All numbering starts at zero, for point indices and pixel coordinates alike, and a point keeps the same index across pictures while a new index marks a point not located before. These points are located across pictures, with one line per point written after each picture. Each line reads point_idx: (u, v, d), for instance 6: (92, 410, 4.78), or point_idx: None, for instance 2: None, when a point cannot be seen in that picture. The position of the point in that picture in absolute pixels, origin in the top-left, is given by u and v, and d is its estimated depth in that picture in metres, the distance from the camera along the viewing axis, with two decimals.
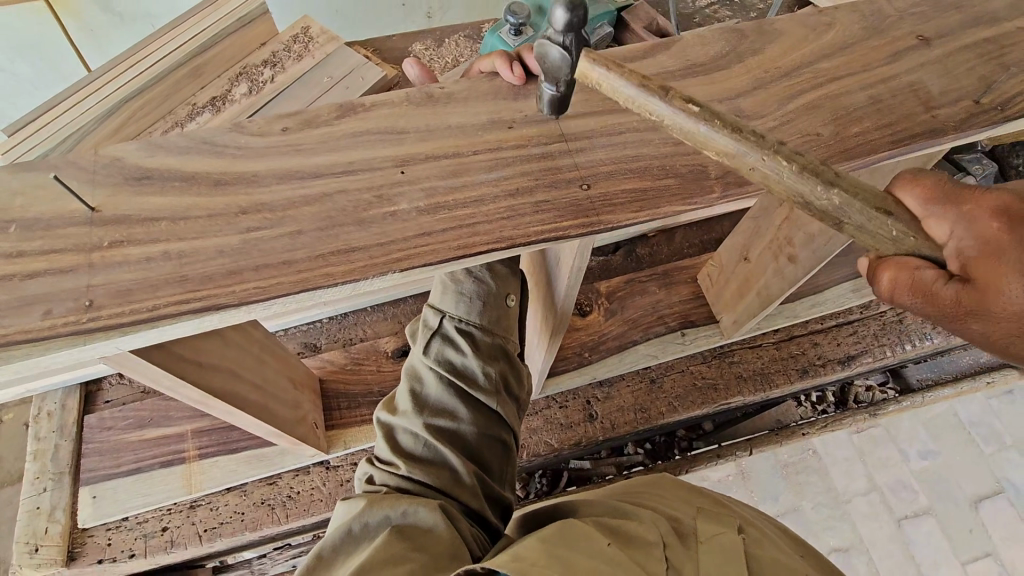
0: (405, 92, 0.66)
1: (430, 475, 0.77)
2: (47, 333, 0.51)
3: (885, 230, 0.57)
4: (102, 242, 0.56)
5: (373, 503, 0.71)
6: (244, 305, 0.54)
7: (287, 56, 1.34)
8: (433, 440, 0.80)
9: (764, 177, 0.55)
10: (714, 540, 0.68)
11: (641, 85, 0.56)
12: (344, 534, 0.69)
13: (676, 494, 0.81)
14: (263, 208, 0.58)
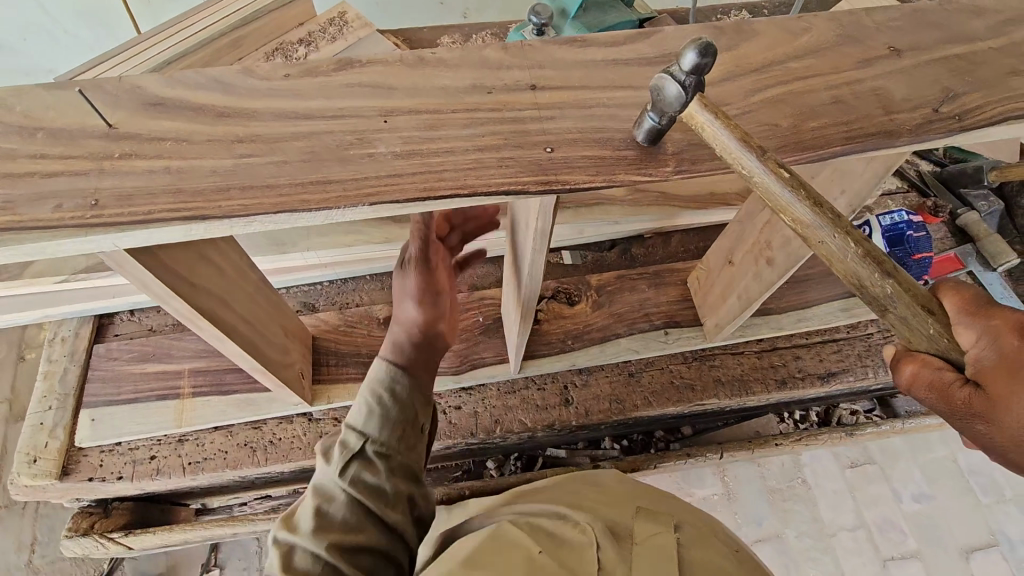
0: (400, 54, 0.73)
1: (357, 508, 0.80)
2: (55, 222, 0.59)
3: (923, 326, 0.59)
4: (114, 153, 0.63)
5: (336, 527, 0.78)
6: (226, 218, 0.61)
7: (320, 36, 1.44)
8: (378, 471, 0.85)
9: (830, 253, 0.60)
10: (649, 539, 0.71)
11: (743, 142, 0.61)
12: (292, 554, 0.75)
13: (617, 494, 0.85)
14: (257, 139, 0.65)
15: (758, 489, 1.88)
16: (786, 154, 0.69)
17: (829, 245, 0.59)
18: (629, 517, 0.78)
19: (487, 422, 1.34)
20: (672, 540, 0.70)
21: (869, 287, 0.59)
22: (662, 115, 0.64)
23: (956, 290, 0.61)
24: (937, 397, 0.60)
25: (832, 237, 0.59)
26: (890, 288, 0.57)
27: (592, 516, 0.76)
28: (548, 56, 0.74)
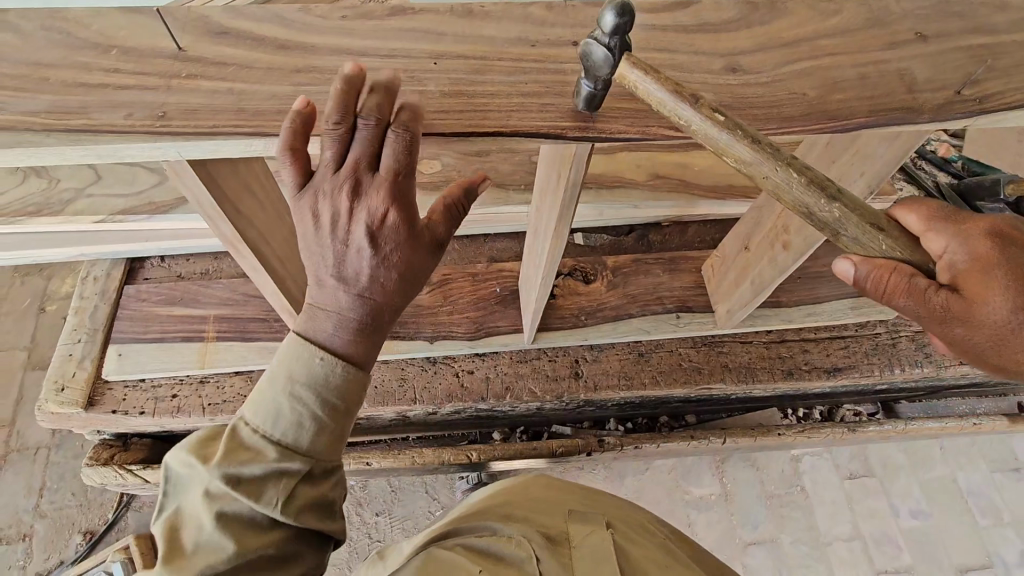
0: (450, 6, 0.77)
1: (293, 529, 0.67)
2: (125, 128, 0.63)
3: (875, 243, 0.68)
4: (181, 73, 0.67)
5: (219, 542, 0.62)
6: (282, 137, 0.65)
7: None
8: (297, 462, 0.66)
9: (779, 188, 0.66)
10: (585, 545, 0.78)
11: (673, 91, 0.64)
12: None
13: (553, 500, 0.92)
14: (315, 70, 0.69)
15: (758, 497, 1.89)
16: (811, 121, 0.72)
17: (775, 179, 0.65)
18: (562, 523, 0.84)
19: (498, 388, 1.37)
20: (609, 541, 0.79)
21: (818, 214, 0.66)
22: (596, 81, 0.65)
23: (914, 203, 0.73)
24: (919, 301, 0.68)
25: (773, 171, 0.65)
26: (836, 212, 0.66)
27: (528, 526, 0.81)
28: (590, 17, 0.78)
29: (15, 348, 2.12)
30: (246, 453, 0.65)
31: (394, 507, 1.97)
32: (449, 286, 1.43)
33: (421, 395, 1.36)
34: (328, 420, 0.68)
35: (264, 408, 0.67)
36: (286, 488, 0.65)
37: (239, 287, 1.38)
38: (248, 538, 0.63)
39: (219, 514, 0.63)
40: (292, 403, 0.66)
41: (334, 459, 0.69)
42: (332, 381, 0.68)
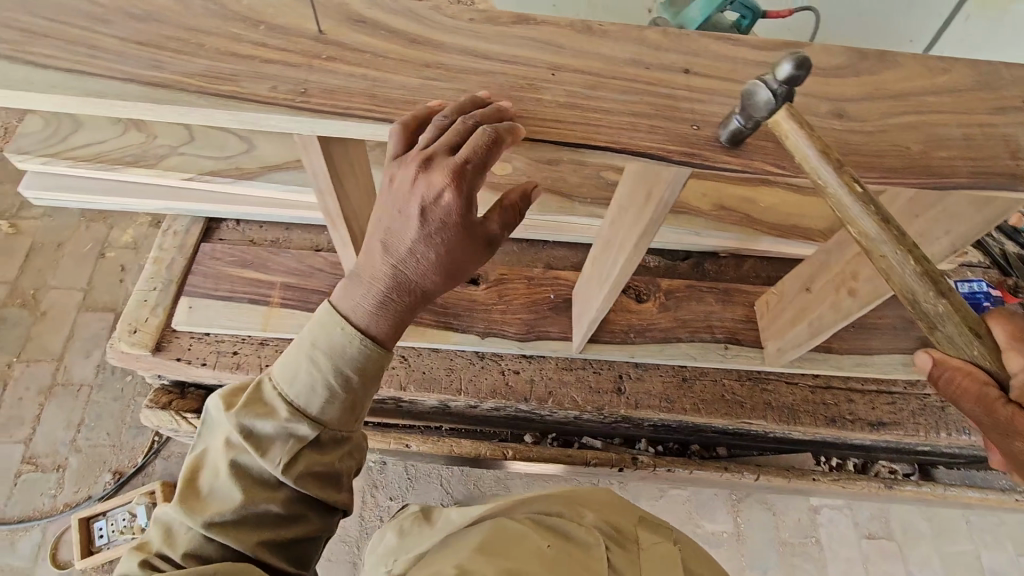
0: (570, 22, 0.81)
1: (301, 492, 0.70)
2: (269, 99, 0.68)
3: (969, 347, 0.64)
4: (320, 54, 0.72)
5: (229, 496, 0.67)
6: (409, 125, 0.69)
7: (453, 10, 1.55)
8: (312, 431, 0.70)
9: (890, 269, 0.66)
10: (651, 548, 0.86)
11: (821, 151, 0.66)
12: (174, 539, 0.67)
13: (619, 503, 0.99)
14: (443, 67, 0.74)
15: (770, 540, 1.87)
16: (912, 174, 0.74)
17: (890, 260, 0.65)
18: (632, 524, 0.92)
19: (541, 391, 1.39)
20: (674, 550, 0.86)
21: (923, 304, 0.65)
22: (748, 119, 0.69)
23: (1007, 319, 0.68)
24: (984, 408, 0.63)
25: (893, 253, 0.65)
26: (941, 307, 0.64)
27: (600, 521, 0.89)
28: (703, 48, 0.81)
29: (73, 289, 2.21)
30: (264, 416, 0.69)
31: (408, 495, 1.99)
32: (505, 286, 1.47)
33: (466, 388, 1.39)
34: (343, 390, 0.71)
35: (299, 372, 0.70)
36: (297, 455, 0.69)
37: (306, 260, 1.44)
38: (255, 496, 0.68)
39: (236, 469, 0.68)
40: (324, 368, 0.70)
41: (348, 431, 0.73)
42: (358, 358, 0.71)
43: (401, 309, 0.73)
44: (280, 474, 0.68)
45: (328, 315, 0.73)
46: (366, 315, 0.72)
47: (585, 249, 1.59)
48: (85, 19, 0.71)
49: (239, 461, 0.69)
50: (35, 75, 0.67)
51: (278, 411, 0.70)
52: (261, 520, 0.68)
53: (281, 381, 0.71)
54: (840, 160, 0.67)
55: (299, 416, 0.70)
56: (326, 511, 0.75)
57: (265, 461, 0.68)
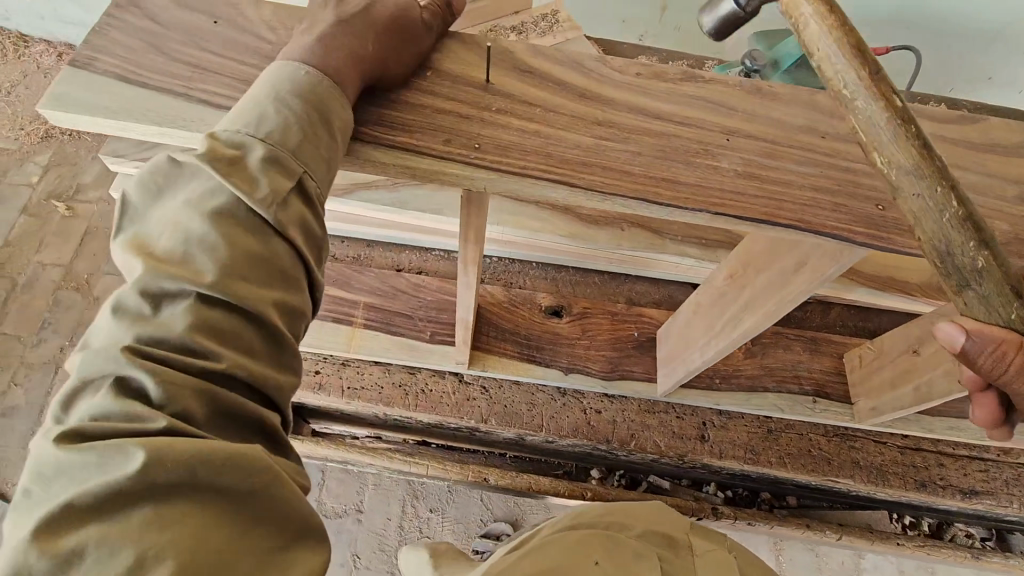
0: (739, 79, 0.77)
1: (223, 321, 0.53)
2: (444, 154, 0.65)
3: (1005, 309, 0.56)
4: (490, 106, 0.69)
5: (174, 316, 0.52)
6: (585, 191, 0.66)
7: (534, 29, 1.55)
8: (245, 193, 0.55)
9: (921, 217, 0.57)
10: (706, 556, 0.90)
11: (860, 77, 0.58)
12: (83, 414, 0.49)
13: (662, 507, 1.01)
14: (614, 125, 0.70)
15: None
16: None
17: (918, 202, 0.57)
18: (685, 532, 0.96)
19: (623, 433, 1.38)
20: (729, 557, 0.90)
21: (960, 256, 0.56)
22: None
23: None
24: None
25: (925, 194, 0.57)
26: (979, 258, 0.56)
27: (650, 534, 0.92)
28: None
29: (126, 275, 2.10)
30: (187, 173, 0.57)
31: (447, 508, 1.87)
32: (588, 320, 1.43)
33: (548, 424, 1.38)
34: (272, 151, 0.58)
35: (239, 121, 0.59)
36: (214, 226, 0.54)
37: (389, 280, 1.41)
38: (166, 269, 0.52)
39: (143, 251, 0.53)
40: (261, 124, 0.59)
41: (285, 230, 0.57)
42: (293, 127, 0.60)
43: (336, 86, 0.63)
44: (206, 261, 0.53)
45: (269, 74, 0.63)
46: (317, 72, 0.63)
47: (667, 284, 1.54)
48: (252, 55, 0.69)
49: (147, 248, 0.54)
50: (209, 116, 0.64)
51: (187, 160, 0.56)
52: (187, 372, 0.50)
53: (222, 131, 0.59)
54: (887, 82, 0.59)
55: (241, 172, 0.56)
56: (267, 437, 0.56)
57: (201, 237, 0.54)
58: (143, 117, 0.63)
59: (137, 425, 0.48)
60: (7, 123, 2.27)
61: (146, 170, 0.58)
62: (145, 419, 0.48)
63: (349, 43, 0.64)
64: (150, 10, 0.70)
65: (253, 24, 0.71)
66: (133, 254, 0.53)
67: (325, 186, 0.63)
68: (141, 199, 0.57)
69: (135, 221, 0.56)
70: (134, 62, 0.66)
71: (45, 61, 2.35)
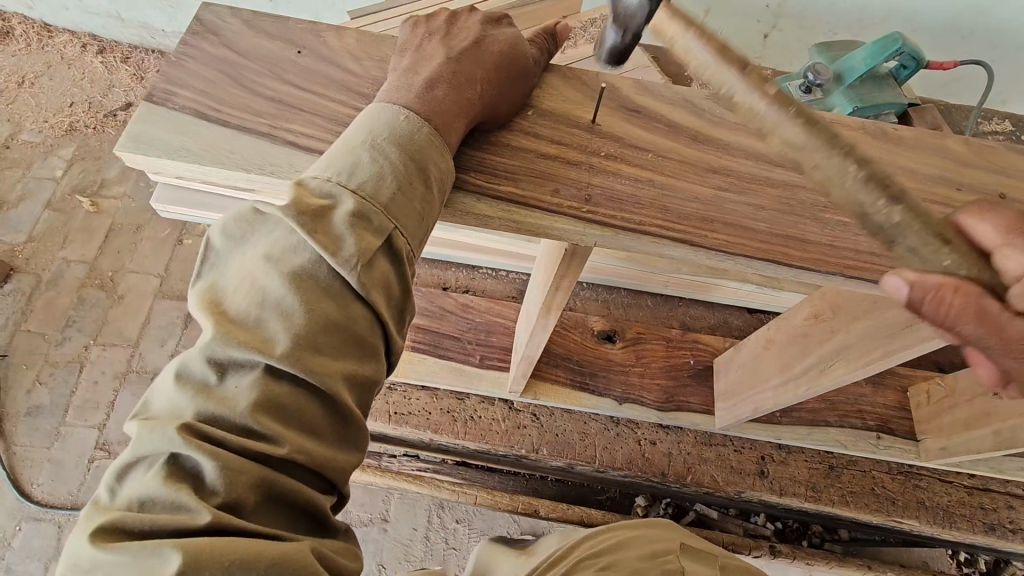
0: (860, 122, 0.71)
1: (288, 398, 0.48)
2: (557, 208, 0.61)
3: (940, 256, 0.56)
4: (600, 151, 0.64)
5: (239, 389, 0.46)
6: (709, 250, 0.61)
7: (582, 34, 1.45)
8: (327, 254, 0.49)
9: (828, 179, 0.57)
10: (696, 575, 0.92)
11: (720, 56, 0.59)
12: (130, 494, 0.44)
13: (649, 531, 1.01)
14: (733, 175, 0.65)
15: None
16: None
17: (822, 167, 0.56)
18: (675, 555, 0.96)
19: (679, 466, 1.33)
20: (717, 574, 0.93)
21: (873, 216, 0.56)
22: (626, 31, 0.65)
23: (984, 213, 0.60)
24: (994, 333, 0.54)
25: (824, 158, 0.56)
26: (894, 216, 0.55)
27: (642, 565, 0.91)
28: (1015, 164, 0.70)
29: (150, 273, 2.04)
30: (268, 222, 0.51)
31: (475, 519, 1.80)
32: (642, 346, 1.36)
33: (601, 455, 1.33)
34: (363, 204, 0.52)
35: (329, 166, 0.53)
36: (291, 288, 0.48)
37: (436, 299, 1.35)
38: (236, 335, 0.47)
39: (213, 310, 0.48)
40: (354, 172, 0.53)
41: (368, 295, 0.51)
42: (388, 177, 0.54)
43: (437, 135, 0.57)
44: (278, 329, 0.48)
45: (371, 114, 0.57)
46: (420, 117, 0.57)
47: (722, 308, 1.48)
48: (342, 91, 0.64)
49: (218, 305, 0.49)
50: (297, 160, 0.60)
51: (272, 209, 0.51)
52: (245, 456, 0.45)
53: (311, 176, 0.53)
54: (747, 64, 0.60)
55: (326, 228, 0.50)
56: (319, 523, 0.50)
57: (277, 300, 0.48)
58: (226, 161, 0.60)
59: (182, 518, 0.42)
60: (31, 115, 2.21)
61: (228, 213, 0.52)
62: (192, 511, 0.43)
63: (461, 88, 0.60)
64: (232, 41, 0.66)
65: (340, 55, 0.66)
66: (205, 311, 0.48)
67: (417, 243, 0.56)
68: (217, 245, 0.52)
69: (213, 268, 0.51)
70: (216, 98, 0.63)
71: (69, 52, 2.29)
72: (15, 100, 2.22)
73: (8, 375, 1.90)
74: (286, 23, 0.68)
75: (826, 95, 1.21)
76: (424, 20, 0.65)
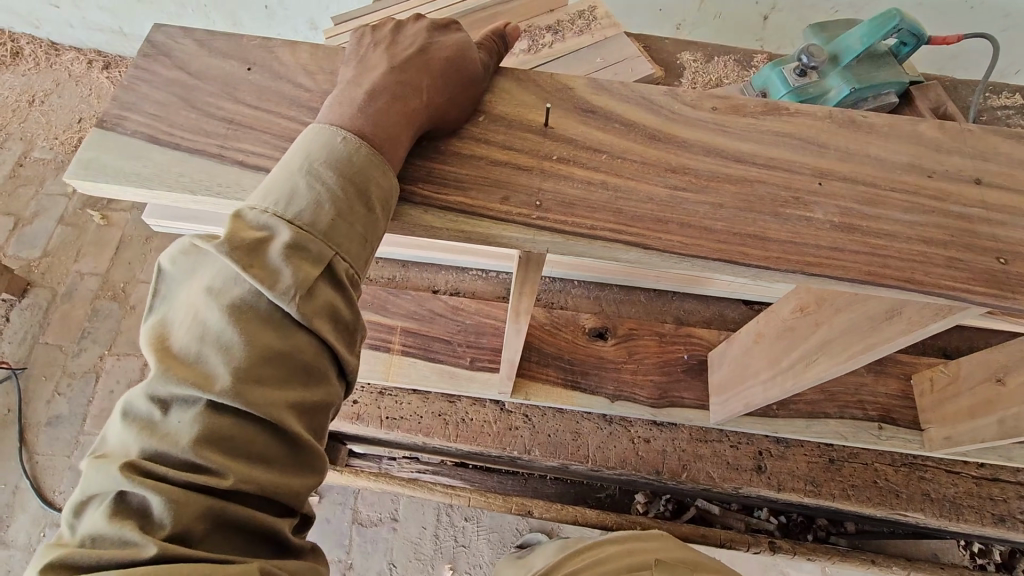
0: (828, 110, 0.68)
1: (232, 429, 0.47)
2: (504, 215, 0.60)
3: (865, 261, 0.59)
4: (550, 154, 0.63)
5: (181, 425, 0.46)
6: (663, 253, 0.60)
7: (569, 27, 1.35)
8: (265, 287, 0.49)
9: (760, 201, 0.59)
10: None
11: None
12: (85, 529, 0.45)
13: (634, 547, 1.01)
14: (691, 172, 0.64)
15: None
16: None
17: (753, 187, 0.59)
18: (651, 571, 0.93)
19: (674, 464, 1.31)
20: None
21: None
22: None
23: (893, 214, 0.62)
24: None
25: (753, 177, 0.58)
26: None
27: None
28: (993, 148, 0.67)
29: None
30: (205, 257, 0.51)
31: (483, 517, 1.80)
32: (634, 342, 1.33)
33: (594, 454, 1.32)
34: (300, 233, 0.51)
35: (267, 197, 0.53)
36: (230, 321, 0.48)
37: (426, 303, 1.35)
38: (178, 372, 0.47)
39: (158, 347, 0.48)
40: (291, 201, 0.53)
41: (312, 324, 0.51)
42: (325, 204, 0.53)
43: (376, 154, 0.56)
44: (219, 363, 0.47)
45: (308, 137, 0.56)
46: (357, 138, 0.56)
47: (718, 301, 1.45)
48: (291, 106, 0.64)
49: (164, 342, 0.49)
50: (245, 179, 0.61)
51: (207, 244, 0.50)
52: (190, 487, 0.45)
53: (248, 207, 0.53)
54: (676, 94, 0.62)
55: (261, 261, 0.49)
56: (275, 544, 0.50)
57: (217, 334, 0.48)
58: (174, 183, 0.60)
59: (127, 551, 0.43)
60: (42, 132, 2.26)
61: (172, 249, 0.52)
62: (137, 544, 0.43)
63: (401, 97, 0.59)
64: (182, 61, 0.67)
65: (289, 69, 0.66)
66: (150, 350, 0.48)
67: (360, 264, 0.56)
68: (165, 280, 0.52)
69: (160, 305, 0.52)
70: (165, 121, 0.63)
71: (76, 69, 2.33)
72: (27, 118, 2.27)
73: (28, 387, 1.96)
74: (237, 39, 0.68)
75: (822, 77, 1.17)
76: (371, 30, 0.65)
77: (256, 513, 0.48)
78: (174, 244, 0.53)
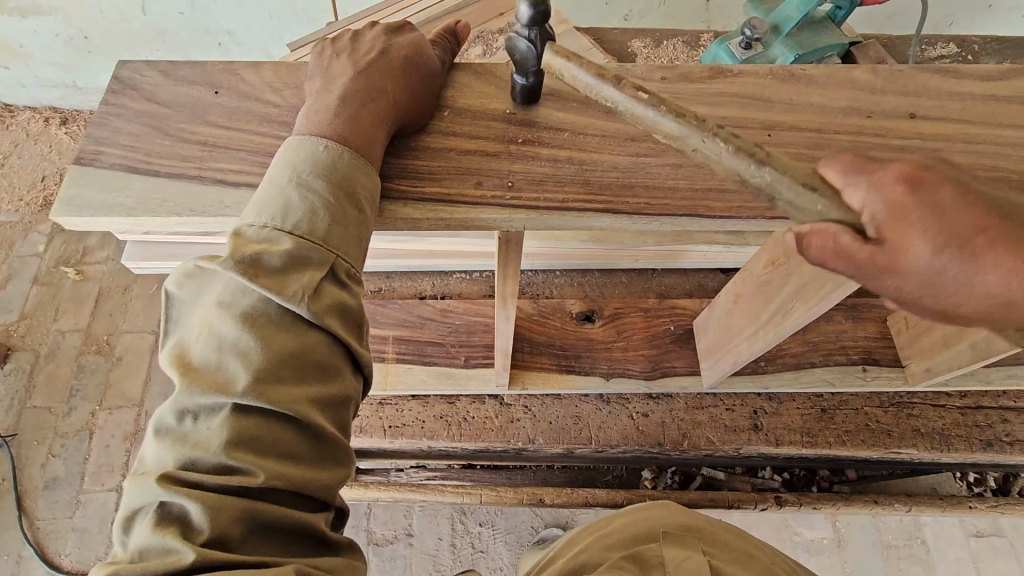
0: (769, 68, 0.73)
1: (260, 430, 0.49)
2: (481, 200, 0.63)
3: None
4: (515, 138, 0.66)
5: (210, 433, 0.48)
6: (633, 215, 0.63)
7: None
8: (273, 293, 0.51)
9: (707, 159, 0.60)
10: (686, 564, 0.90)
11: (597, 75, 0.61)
12: (133, 545, 0.46)
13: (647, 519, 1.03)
14: (649, 139, 0.67)
15: (873, 545, 1.66)
16: None
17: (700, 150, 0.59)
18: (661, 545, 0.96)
19: (675, 433, 1.35)
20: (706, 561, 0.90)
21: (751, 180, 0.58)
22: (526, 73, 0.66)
23: None
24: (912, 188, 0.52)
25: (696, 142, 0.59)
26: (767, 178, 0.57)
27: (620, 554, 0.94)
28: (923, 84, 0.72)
29: (144, 331, 2.07)
30: (210, 276, 0.53)
31: (498, 518, 1.81)
32: (621, 320, 1.37)
33: (597, 435, 1.35)
34: (299, 241, 0.54)
35: (262, 212, 0.55)
36: (245, 329, 0.50)
37: (414, 309, 1.37)
38: (200, 383, 0.49)
39: (180, 365, 0.50)
40: (286, 213, 0.55)
41: (323, 322, 0.53)
42: (319, 211, 0.56)
43: (358, 158, 0.59)
44: (238, 369, 0.49)
45: (293, 149, 0.58)
46: (339, 143, 0.58)
47: (696, 273, 1.50)
48: (263, 122, 0.66)
49: (184, 359, 0.51)
50: (226, 197, 0.63)
51: (212, 263, 0.52)
52: (223, 492, 0.47)
53: (245, 223, 0.55)
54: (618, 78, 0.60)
55: (266, 270, 0.52)
56: (313, 541, 0.52)
57: (233, 342, 0.50)
58: (158, 209, 0.62)
59: (171, 558, 0.44)
60: (6, 195, 2.24)
61: (176, 272, 0.54)
62: (180, 550, 0.44)
63: (366, 97, 0.62)
64: (150, 93, 0.69)
65: (256, 89, 0.69)
66: (172, 368, 0.50)
67: (360, 263, 0.58)
68: (175, 304, 0.54)
69: (176, 327, 0.53)
70: (143, 151, 0.65)
71: (34, 127, 2.32)
72: None
73: (22, 452, 1.92)
74: (201, 67, 0.70)
75: (767, 47, 1.22)
76: (330, 42, 0.68)
77: (291, 512, 0.50)
78: (177, 268, 0.55)
